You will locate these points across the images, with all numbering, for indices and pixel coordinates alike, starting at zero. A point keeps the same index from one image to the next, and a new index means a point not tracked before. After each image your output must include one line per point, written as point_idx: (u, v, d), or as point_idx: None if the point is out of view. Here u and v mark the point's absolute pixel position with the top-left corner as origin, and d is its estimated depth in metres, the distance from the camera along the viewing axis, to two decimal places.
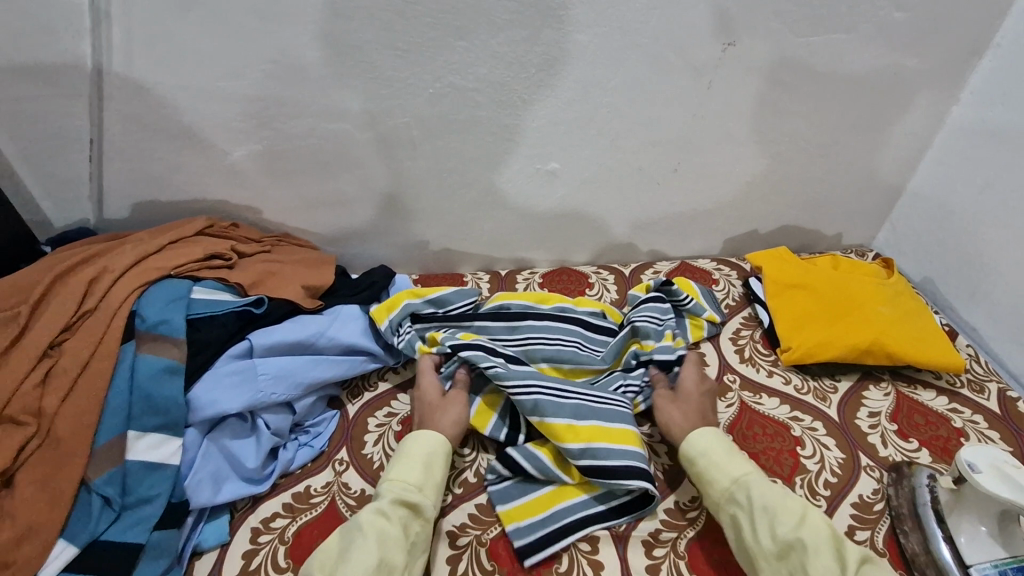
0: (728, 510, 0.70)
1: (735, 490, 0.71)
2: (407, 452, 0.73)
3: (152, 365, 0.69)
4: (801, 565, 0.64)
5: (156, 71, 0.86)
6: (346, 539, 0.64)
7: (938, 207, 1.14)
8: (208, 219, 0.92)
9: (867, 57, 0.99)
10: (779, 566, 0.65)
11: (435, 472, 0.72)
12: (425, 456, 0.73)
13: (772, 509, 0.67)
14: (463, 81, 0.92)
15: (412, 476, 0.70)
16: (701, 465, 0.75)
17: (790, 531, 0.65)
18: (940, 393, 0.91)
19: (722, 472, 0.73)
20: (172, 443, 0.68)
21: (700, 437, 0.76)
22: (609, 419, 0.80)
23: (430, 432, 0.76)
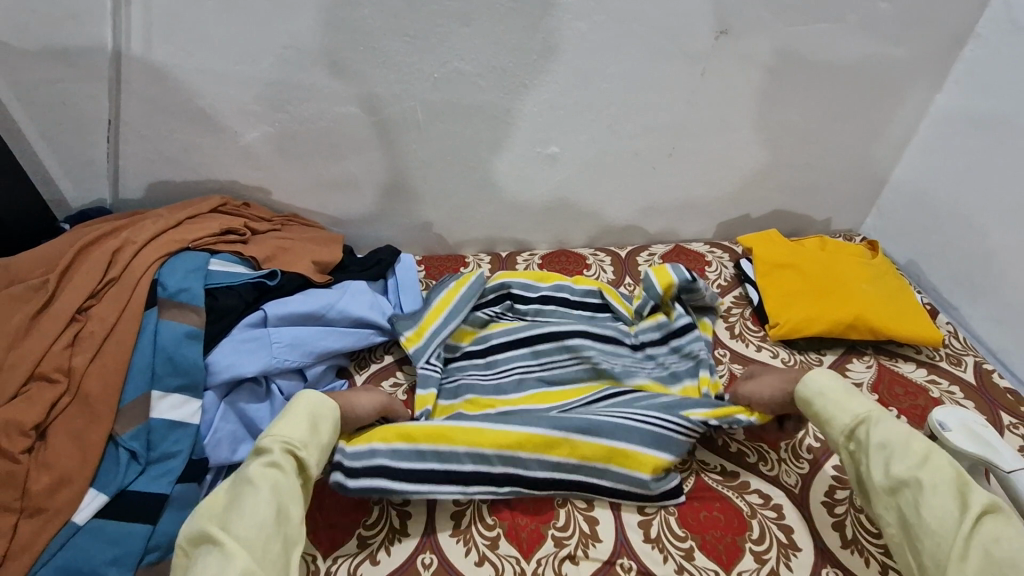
0: (848, 448, 0.71)
1: (856, 428, 0.71)
2: (291, 410, 0.71)
3: (175, 330, 0.73)
4: (912, 503, 0.64)
5: (173, 55, 0.90)
6: (235, 495, 0.61)
7: (922, 193, 1.18)
8: (222, 198, 0.96)
9: (855, 46, 1.03)
10: (890, 501, 0.66)
11: (321, 431, 0.71)
12: (310, 412, 0.71)
13: (888, 448, 0.67)
14: (467, 66, 0.96)
15: (298, 432, 0.68)
16: (818, 405, 0.75)
17: (904, 470, 0.65)
18: (919, 366, 0.96)
19: (840, 411, 0.73)
20: (192, 403, 0.73)
21: (816, 378, 0.76)
22: (614, 437, 0.78)
23: (309, 391, 0.73)
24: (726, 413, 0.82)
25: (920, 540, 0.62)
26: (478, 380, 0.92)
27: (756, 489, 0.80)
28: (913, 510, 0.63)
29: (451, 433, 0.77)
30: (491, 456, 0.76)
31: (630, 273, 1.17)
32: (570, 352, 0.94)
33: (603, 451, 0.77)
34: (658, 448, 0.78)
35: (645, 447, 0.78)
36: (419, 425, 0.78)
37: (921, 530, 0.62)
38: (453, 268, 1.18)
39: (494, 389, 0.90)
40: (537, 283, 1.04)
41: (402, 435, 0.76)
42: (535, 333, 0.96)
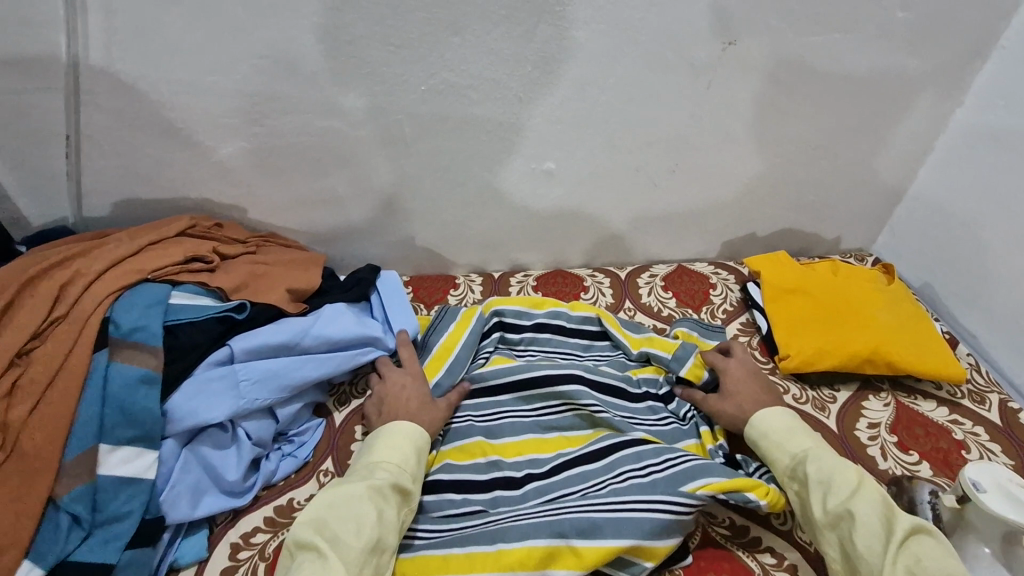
0: (793, 486, 0.73)
1: (796, 466, 0.73)
2: (394, 438, 0.73)
3: (126, 375, 0.66)
4: (849, 534, 0.66)
5: (136, 65, 0.82)
6: (343, 510, 0.64)
7: (938, 212, 1.12)
8: (191, 219, 0.88)
9: (871, 58, 0.96)
10: (831, 535, 0.68)
11: (423, 462, 0.74)
12: (415, 443, 0.74)
13: (828, 480, 0.69)
14: (457, 78, 0.89)
15: (406, 463, 0.71)
16: (764, 446, 0.78)
17: (840, 501, 0.67)
18: (940, 404, 0.89)
19: (788, 447, 0.75)
20: (147, 455, 0.66)
21: (766, 417, 0.79)
22: (618, 533, 0.69)
23: (409, 422, 0.75)
24: (733, 488, 0.73)
25: (859, 570, 0.64)
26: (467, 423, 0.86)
27: (767, 547, 0.74)
28: (851, 540, 0.65)
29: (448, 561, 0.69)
30: None
31: (630, 296, 1.10)
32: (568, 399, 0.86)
33: (606, 552, 0.68)
34: (661, 536, 0.70)
35: (650, 538, 0.69)
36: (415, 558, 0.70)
37: (858, 560, 0.64)
38: (442, 290, 1.11)
39: (484, 434, 0.84)
40: (532, 309, 0.98)
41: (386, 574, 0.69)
42: (515, 376, 0.88)
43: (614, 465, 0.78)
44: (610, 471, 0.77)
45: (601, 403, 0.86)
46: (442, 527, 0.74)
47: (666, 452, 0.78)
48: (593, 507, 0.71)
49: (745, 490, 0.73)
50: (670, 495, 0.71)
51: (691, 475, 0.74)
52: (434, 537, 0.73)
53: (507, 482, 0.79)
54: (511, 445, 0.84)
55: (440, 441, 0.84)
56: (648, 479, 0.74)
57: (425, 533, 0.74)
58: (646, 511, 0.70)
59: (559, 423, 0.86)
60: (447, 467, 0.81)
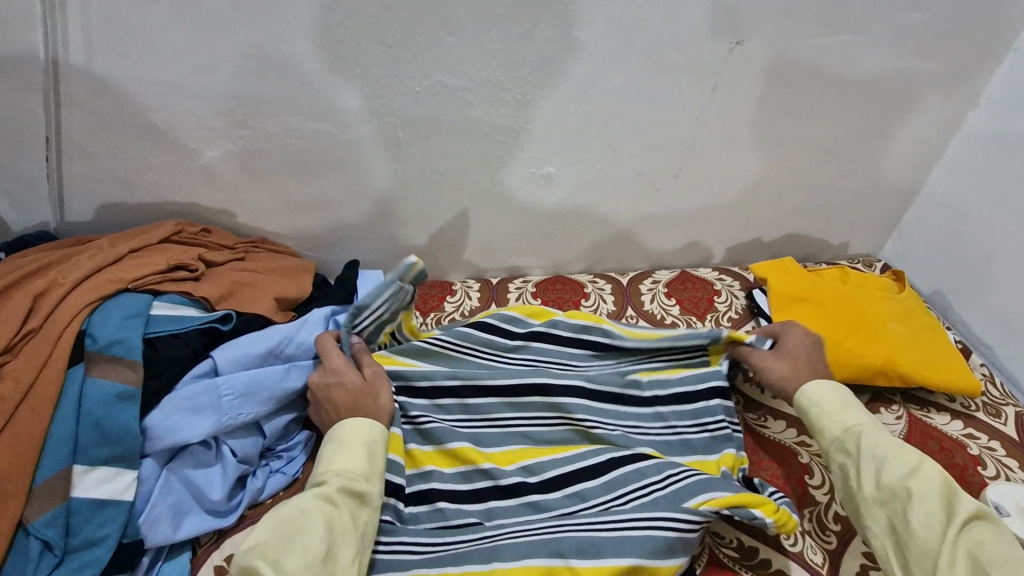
0: (839, 459, 0.70)
1: (846, 440, 0.70)
2: (346, 439, 0.66)
3: (102, 392, 0.63)
4: (901, 512, 0.62)
5: (119, 64, 0.79)
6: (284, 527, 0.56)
7: (950, 218, 1.09)
8: (177, 224, 0.85)
9: (882, 60, 0.93)
10: (879, 512, 0.64)
11: (379, 461, 0.67)
12: (367, 443, 0.67)
13: (882, 456, 0.66)
14: (453, 79, 0.85)
15: (358, 465, 0.64)
16: (812, 415, 0.74)
17: (896, 477, 0.64)
18: (954, 418, 0.86)
19: (839, 420, 0.72)
20: (124, 476, 0.62)
21: (820, 388, 0.75)
22: (619, 552, 0.65)
23: (364, 418, 0.68)
24: (739, 505, 0.69)
25: (910, 549, 0.61)
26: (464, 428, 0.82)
27: (777, 569, 0.71)
28: (902, 518, 0.62)
29: None
30: None
31: (632, 303, 1.07)
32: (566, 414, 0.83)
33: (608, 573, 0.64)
34: (665, 556, 0.66)
35: (654, 557, 0.65)
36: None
37: (910, 538, 0.61)
38: (439, 296, 1.08)
39: (474, 439, 0.81)
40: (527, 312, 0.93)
41: None
42: (506, 380, 0.85)
43: (615, 485, 0.75)
44: (611, 490, 0.74)
45: (599, 416, 0.83)
46: (433, 541, 0.70)
47: (670, 468, 0.75)
48: (592, 527, 0.68)
49: (752, 508, 0.69)
50: (673, 512, 0.68)
51: (695, 491, 0.70)
52: (428, 552, 0.69)
53: (501, 492, 0.77)
54: (502, 452, 0.80)
55: (424, 441, 0.80)
56: (651, 499, 0.71)
57: (416, 547, 0.69)
58: (646, 531, 0.67)
59: (559, 435, 0.82)
60: (435, 473, 0.78)
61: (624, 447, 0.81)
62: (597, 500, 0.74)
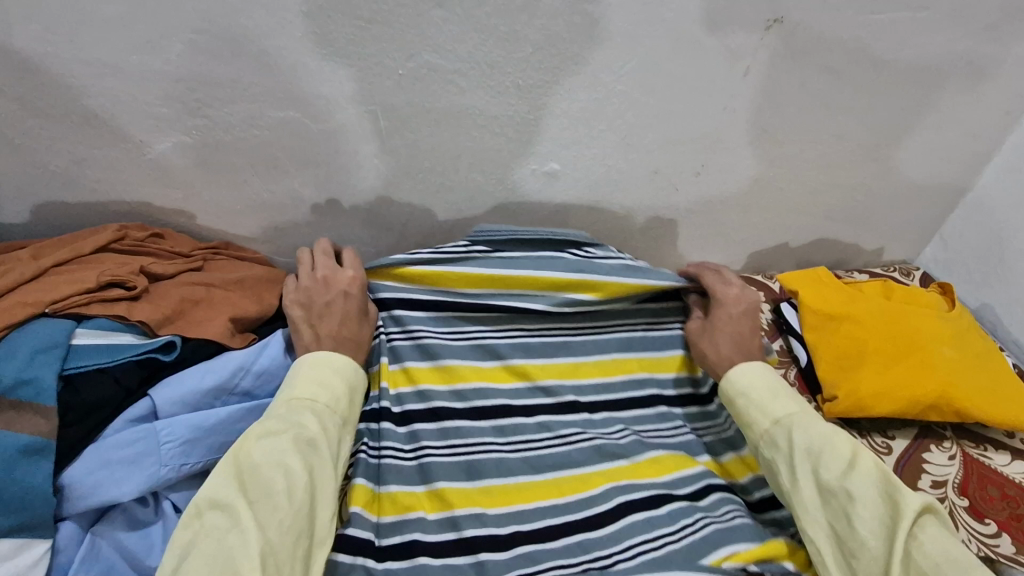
0: (769, 454, 0.64)
1: (774, 432, 0.64)
2: (329, 376, 0.63)
3: (2, 447, 0.50)
4: (842, 513, 0.57)
5: (44, 41, 0.66)
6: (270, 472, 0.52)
7: (1004, 223, 0.97)
8: (119, 228, 0.72)
9: (940, 41, 0.81)
10: (817, 512, 0.59)
11: (357, 405, 0.64)
12: (348, 385, 0.64)
13: (813, 451, 0.61)
14: (442, 61, 0.73)
15: (338, 406, 0.61)
16: (739, 405, 0.68)
17: (832, 476, 0.58)
18: (1015, 458, 0.76)
19: (768, 409, 0.66)
20: (35, 547, 0.51)
21: (742, 374, 0.69)
22: None
23: (349, 360, 0.65)
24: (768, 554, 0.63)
25: (854, 555, 0.55)
26: (452, 461, 0.70)
27: None
28: (844, 522, 0.56)
29: None
30: None
31: None
32: (555, 433, 0.75)
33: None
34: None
35: None
36: None
37: (854, 545, 0.55)
38: None
39: (465, 474, 0.70)
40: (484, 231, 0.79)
41: None
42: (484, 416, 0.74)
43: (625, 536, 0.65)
44: (618, 544, 0.65)
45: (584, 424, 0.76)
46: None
47: (683, 517, 0.67)
48: None
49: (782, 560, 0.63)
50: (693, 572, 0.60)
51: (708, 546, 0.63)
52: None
53: (494, 541, 0.65)
54: (500, 489, 0.69)
55: (416, 482, 0.69)
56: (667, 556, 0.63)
57: None
58: None
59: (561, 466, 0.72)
60: (423, 517, 0.66)
61: (625, 458, 0.73)
62: (607, 557, 0.64)
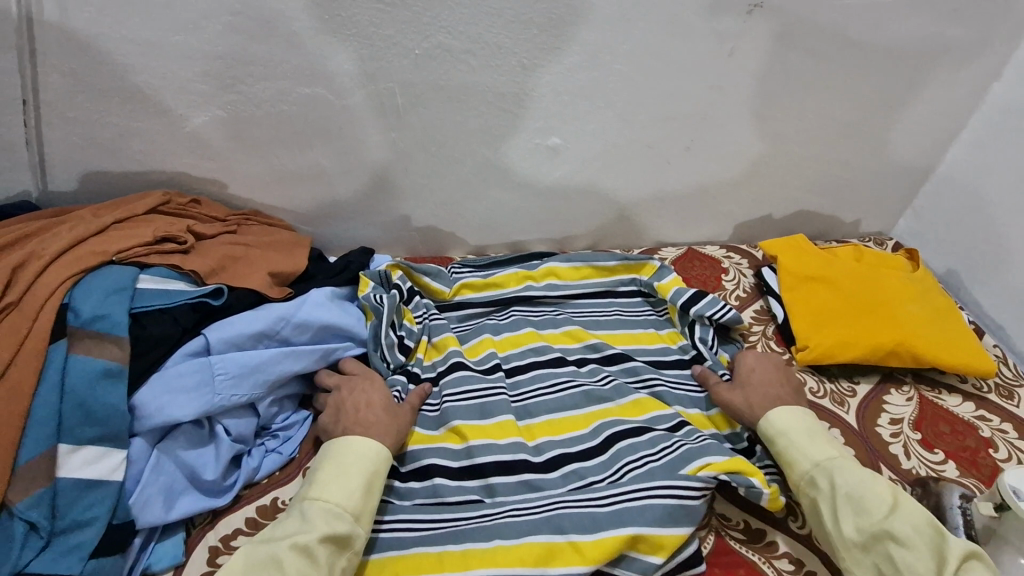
0: (809, 494, 0.68)
1: (814, 474, 0.68)
2: (349, 469, 0.63)
3: (87, 368, 0.60)
4: (887, 556, 0.60)
5: (99, 21, 0.74)
6: None
7: (968, 195, 1.05)
8: (164, 194, 0.81)
9: (906, 25, 0.89)
10: (862, 556, 0.62)
11: (373, 496, 0.63)
12: (368, 473, 0.64)
13: (856, 493, 0.64)
14: (454, 41, 0.81)
15: (349, 500, 0.61)
16: (779, 445, 0.72)
17: (876, 521, 0.62)
18: (966, 399, 0.85)
19: (809, 453, 0.69)
20: (114, 455, 0.60)
21: (782, 415, 0.73)
22: (620, 523, 0.65)
23: (375, 450, 0.65)
24: (738, 472, 0.70)
25: None
26: (464, 401, 0.79)
27: (785, 553, 0.69)
28: (890, 564, 0.60)
29: (447, 560, 0.64)
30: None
31: None
32: (547, 381, 0.84)
33: (605, 544, 0.64)
34: (670, 525, 0.66)
35: (656, 526, 0.66)
36: (410, 555, 0.65)
37: None
38: None
39: (478, 413, 0.78)
40: (473, 260, 0.98)
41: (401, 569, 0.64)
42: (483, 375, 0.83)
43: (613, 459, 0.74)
44: (609, 468, 0.73)
45: (572, 372, 0.85)
46: (433, 518, 0.69)
47: (661, 440, 0.75)
48: (591, 501, 0.68)
49: (750, 477, 0.70)
50: (671, 480, 0.68)
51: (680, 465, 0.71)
52: (424, 529, 0.68)
53: (502, 467, 0.74)
54: (505, 424, 0.77)
55: (431, 424, 0.78)
56: (649, 473, 0.71)
57: (415, 525, 0.68)
58: (656, 504, 0.67)
59: (559, 406, 0.81)
60: (435, 447, 0.75)
61: (612, 401, 0.81)
62: (601, 480, 0.73)
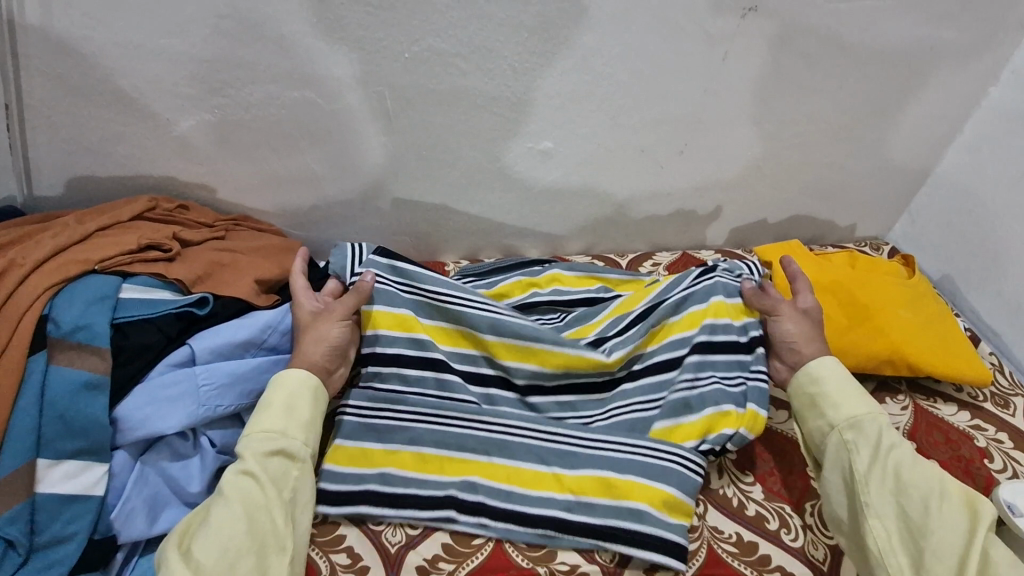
0: (845, 437, 0.69)
1: (862, 421, 0.70)
2: (269, 397, 0.66)
3: (67, 380, 0.59)
4: (917, 505, 0.64)
5: (83, 23, 0.72)
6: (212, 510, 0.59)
7: (964, 199, 1.05)
8: (151, 199, 0.79)
9: (902, 29, 0.88)
10: (888, 501, 0.65)
11: (300, 412, 0.66)
12: (289, 395, 0.66)
13: (898, 449, 0.68)
14: (444, 44, 0.79)
15: (274, 421, 0.64)
16: (829, 388, 0.72)
17: (915, 472, 0.66)
18: (961, 408, 0.84)
19: (857, 400, 0.71)
20: (95, 470, 0.59)
21: (835, 363, 0.74)
22: (597, 464, 0.72)
23: (297, 373, 0.67)
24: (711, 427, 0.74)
25: (922, 541, 0.63)
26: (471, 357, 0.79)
27: (777, 566, 0.68)
28: (918, 512, 0.64)
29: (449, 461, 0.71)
30: (504, 490, 0.70)
31: None
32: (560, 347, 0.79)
33: (585, 482, 0.71)
34: (658, 478, 0.70)
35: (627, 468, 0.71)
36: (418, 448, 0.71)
37: (924, 532, 0.63)
38: None
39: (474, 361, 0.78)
40: (471, 268, 0.95)
41: (406, 461, 0.71)
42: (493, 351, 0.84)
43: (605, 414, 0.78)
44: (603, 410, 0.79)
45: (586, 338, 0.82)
46: (440, 413, 0.73)
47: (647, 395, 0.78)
48: (580, 442, 0.73)
49: (739, 427, 0.74)
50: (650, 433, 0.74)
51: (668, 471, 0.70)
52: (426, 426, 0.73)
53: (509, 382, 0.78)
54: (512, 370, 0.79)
55: (427, 312, 0.76)
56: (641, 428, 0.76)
57: (421, 415, 0.73)
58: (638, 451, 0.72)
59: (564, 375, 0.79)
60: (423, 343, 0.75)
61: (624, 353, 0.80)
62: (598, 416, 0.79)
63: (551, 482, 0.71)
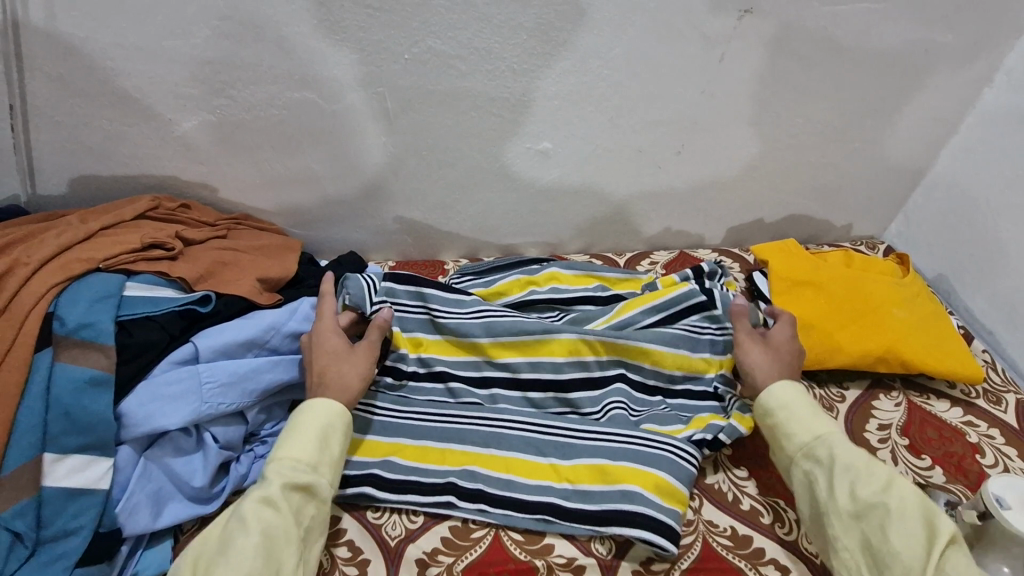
0: (804, 466, 0.68)
1: (815, 446, 0.68)
2: (300, 423, 0.65)
3: (72, 377, 0.60)
4: (878, 527, 0.62)
5: (86, 25, 0.73)
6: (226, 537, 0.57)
7: (959, 199, 1.06)
8: (154, 199, 0.80)
9: (897, 31, 0.89)
10: (852, 526, 0.63)
11: (332, 446, 0.65)
12: (321, 429, 0.65)
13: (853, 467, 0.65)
14: (444, 46, 0.80)
15: (304, 452, 0.63)
16: (782, 416, 0.71)
17: (876, 492, 0.63)
18: (954, 405, 0.85)
19: (809, 424, 0.70)
20: (99, 464, 0.60)
21: (787, 387, 0.73)
22: (595, 453, 0.73)
23: (331, 404, 0.66)
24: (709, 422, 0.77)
25: (888, 564, 0.60)
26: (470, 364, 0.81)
27: (771, 559, 0.69)
28: (880, 535, 0.61)
29: (450, 454, 0.73)
30: (501, 479, 0.71)
31: None
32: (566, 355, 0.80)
33: (581, 470, 0.72)
34: (652, 464, 0.71)
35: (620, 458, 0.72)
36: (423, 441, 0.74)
37: (889, 556, 0.60)
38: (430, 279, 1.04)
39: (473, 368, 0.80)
40: (471, 266, 0.97)
41: (408, 452, 0.73)
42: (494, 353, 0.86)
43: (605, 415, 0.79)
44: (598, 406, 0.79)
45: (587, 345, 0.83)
46: (446, 416, 0.76)
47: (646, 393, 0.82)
48: (579, 434, 0.75)
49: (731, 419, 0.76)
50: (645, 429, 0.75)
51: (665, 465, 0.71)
52: (434, 421, 0.76)
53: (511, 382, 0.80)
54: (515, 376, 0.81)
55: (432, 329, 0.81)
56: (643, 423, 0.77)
57: (426, 416, 0.76)
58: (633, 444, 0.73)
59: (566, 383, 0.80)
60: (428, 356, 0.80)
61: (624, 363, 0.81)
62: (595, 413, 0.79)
63: (552, 473, 0.72)
